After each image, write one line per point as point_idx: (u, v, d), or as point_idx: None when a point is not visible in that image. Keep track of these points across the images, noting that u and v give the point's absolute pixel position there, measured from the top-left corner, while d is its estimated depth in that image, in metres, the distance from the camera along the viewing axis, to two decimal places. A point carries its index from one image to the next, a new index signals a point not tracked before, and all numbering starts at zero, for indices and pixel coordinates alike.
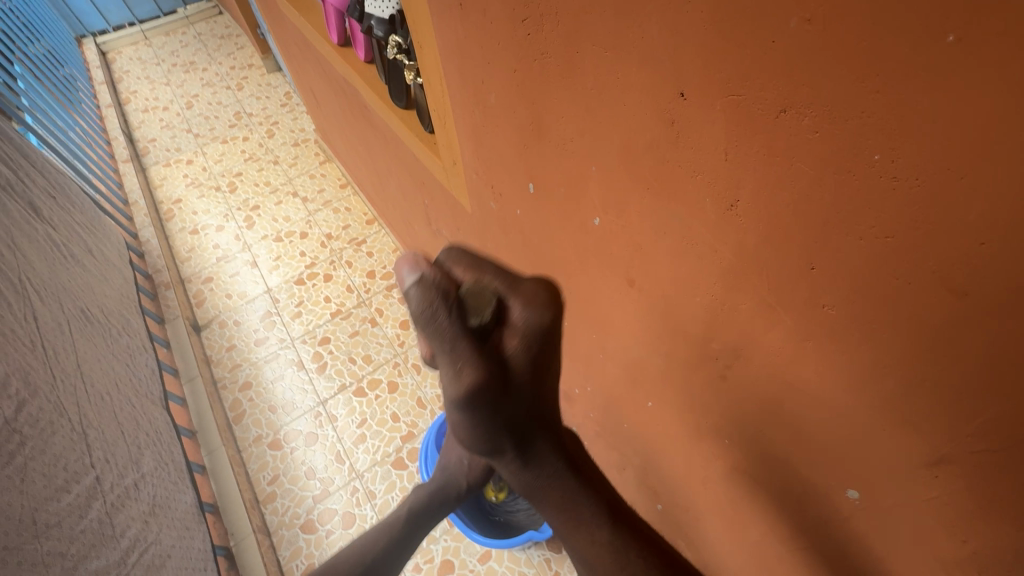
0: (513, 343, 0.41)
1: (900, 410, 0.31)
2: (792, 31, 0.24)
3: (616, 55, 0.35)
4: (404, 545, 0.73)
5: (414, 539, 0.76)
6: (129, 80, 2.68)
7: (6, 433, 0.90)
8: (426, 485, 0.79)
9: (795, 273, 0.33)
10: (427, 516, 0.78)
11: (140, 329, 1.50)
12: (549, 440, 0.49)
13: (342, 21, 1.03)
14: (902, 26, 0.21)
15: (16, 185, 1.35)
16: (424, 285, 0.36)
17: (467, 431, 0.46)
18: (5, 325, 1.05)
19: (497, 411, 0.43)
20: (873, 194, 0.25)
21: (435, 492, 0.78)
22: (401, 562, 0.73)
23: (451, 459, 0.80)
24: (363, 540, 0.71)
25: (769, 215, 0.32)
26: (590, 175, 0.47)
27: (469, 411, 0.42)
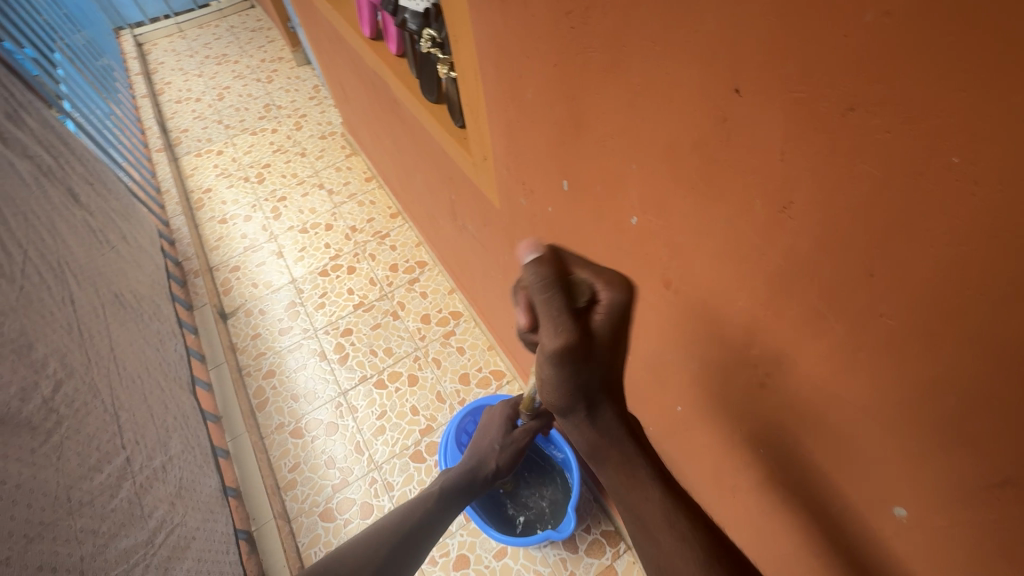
0: (600, 324, 0.44)
1: (960, 427, 0.30)
2: (867, 25, 0.23)
3: (666, 51, 0.34)
4: (437, 519, 0.78)
5: (446, 515, 0.81)
6: (163, 71, 2.74)
7: (43, 412, 0.92)
8: (456, 469, 0.87)
9: (851, 280, 0.31)
10: (459, 496, 0.84)
11: (169, 315, 1.54)
12: (615, 409, 0.52)
13: (375, 15, 1.04)
14: (993, 23, 0.19)
15: (56, 171, 1.40)
16: (542, 262, 0.41)
17: (550, 398, 0.50)
18: (43, 307, 1.08)
19: (580, 382, 0.47)
20: (947, 199, 0.24)
21: (466, 474, 0.86)
22: (433, 537, 0.77)
23: (479, 449, 0.90)
24: (401, 510, 0.76)
25: (826, 219, 0.30)
26: (629, 173, 0.46)
27: (558, 375, 0.46)
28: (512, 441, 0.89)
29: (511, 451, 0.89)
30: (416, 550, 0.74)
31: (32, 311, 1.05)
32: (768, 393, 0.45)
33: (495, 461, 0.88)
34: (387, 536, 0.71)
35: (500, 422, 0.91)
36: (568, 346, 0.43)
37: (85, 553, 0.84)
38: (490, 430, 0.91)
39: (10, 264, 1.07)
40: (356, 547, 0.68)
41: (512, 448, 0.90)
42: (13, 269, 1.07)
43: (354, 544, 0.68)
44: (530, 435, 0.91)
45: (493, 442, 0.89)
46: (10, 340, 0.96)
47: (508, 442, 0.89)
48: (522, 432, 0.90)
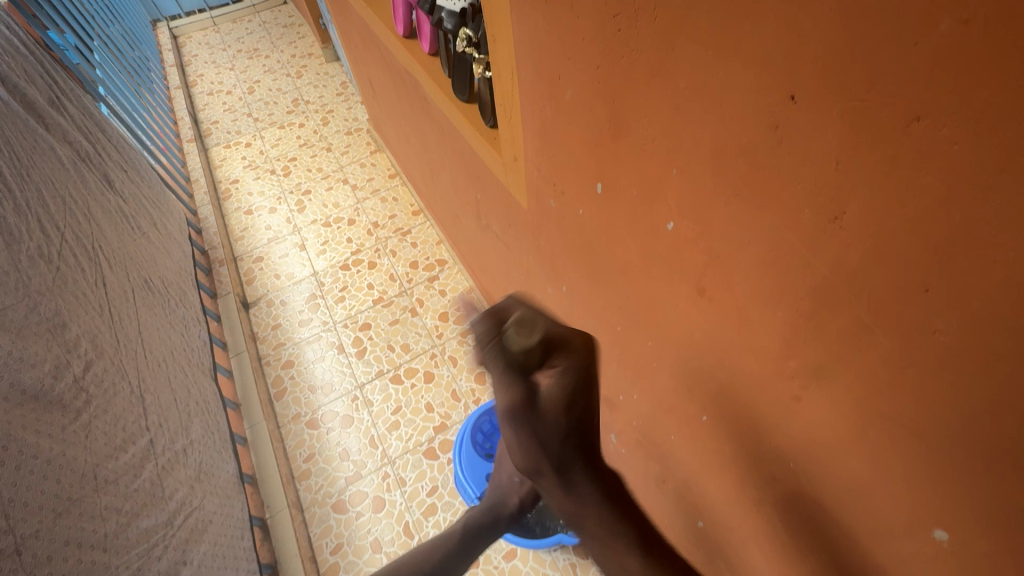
0: (549, 382, 0.46)
1: (1015, 453, 0.29)
2: (943, 33, 0.22)
3: (719, 55, 0.34)
4: (459, 557, 0.74)
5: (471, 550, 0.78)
6: (197, 64, 2.80)
7: (74, 391, 0.95)
8: (479, 505, 0.83)
9: (905, 294, 0.30)
10: (481, 534, 0.79)
11: (195, 302, 1.57)
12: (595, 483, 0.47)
13: (410, 13, 1.05)
14: None
15: (94, 157, 1.44)
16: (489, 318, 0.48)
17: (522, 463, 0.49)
18: (77, 288, 1.11)
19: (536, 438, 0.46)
20: (1015, 216, 0.23)
21: (488, 511, 0.81)
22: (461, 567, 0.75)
23: (501, 483, 0.85)
24: (427, 547, 0.74)
25: (881, 232, 0.30)
26: (669, 178, 0.46)
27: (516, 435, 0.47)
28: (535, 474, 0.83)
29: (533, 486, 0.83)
30: None
31: (67, 292, 1.08)
32: (804, 408, 0.44)
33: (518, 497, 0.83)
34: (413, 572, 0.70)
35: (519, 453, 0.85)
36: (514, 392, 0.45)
37: (108, 531, 0.85)
38: (511, 463, 0.86)
39: (47, 246, 1.10)
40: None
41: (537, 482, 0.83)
42: (50, 250, 1.11)
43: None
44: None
45: (513, 477, 0.84)
46: (45, 319, 0.99)
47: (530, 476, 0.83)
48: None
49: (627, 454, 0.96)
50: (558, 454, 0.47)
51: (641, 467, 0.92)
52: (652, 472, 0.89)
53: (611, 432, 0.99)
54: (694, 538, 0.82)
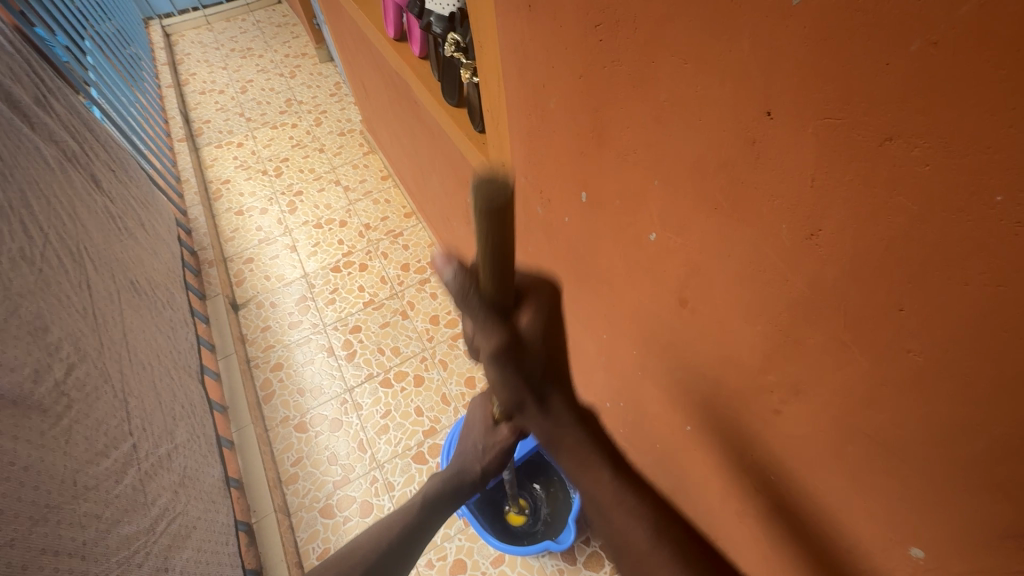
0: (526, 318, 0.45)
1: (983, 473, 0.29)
2: (913, 55, 0.22)
3: (696, 68, 0.34)
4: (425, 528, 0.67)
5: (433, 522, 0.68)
6: (189, 63, 2.78)
7: (54, 395, 0.93)
8: (452, 463, 0.69)
9: (876, 313, 0.30)
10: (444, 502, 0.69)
11: (183, 304, 1.55)
12: (566, 396, 0.50)
13: (400, 16, 1.04)
14: None
15: (81, 157, 1.42)
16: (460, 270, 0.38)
17: (500, 391, 0.48)
18: (60, 290, 1.09)
19: (521, 376, 0.46)
20: (983, 239, 0.23)
21: (453, 475, 0.68)
22: (423, 542, 0.68)
23: (469, 444, 0.67)
24: (386, 521, 0.66)
25: (853, 249, 0.30)
26: (651, 190, 0.45)
27: (498, 371, 0.45)
28: (495, 440, 0.63)
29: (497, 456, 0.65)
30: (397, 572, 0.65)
31: (50, 294, 1.06)
32: (783, 422, 0.44)
33: (484, 462, 0.65)
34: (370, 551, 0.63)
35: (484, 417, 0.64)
36: (496, 336, 0.41)
37: (88, 538, 0.84)
38: (474, 425, 0.66)
39: (30, 247, 1.08)
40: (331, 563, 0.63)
41: (500, 446, 0.64)
42: (33, 252, 1.09)
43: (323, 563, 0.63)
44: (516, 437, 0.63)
45: (477, 442, 0.65)
46: (26, 322, 0.98)
47: (492, 443, 0.64)
48: (506, 432, 0.62)
49: None
50: (534, 384, 0.48)
51: None
52: None
53: None
54: None
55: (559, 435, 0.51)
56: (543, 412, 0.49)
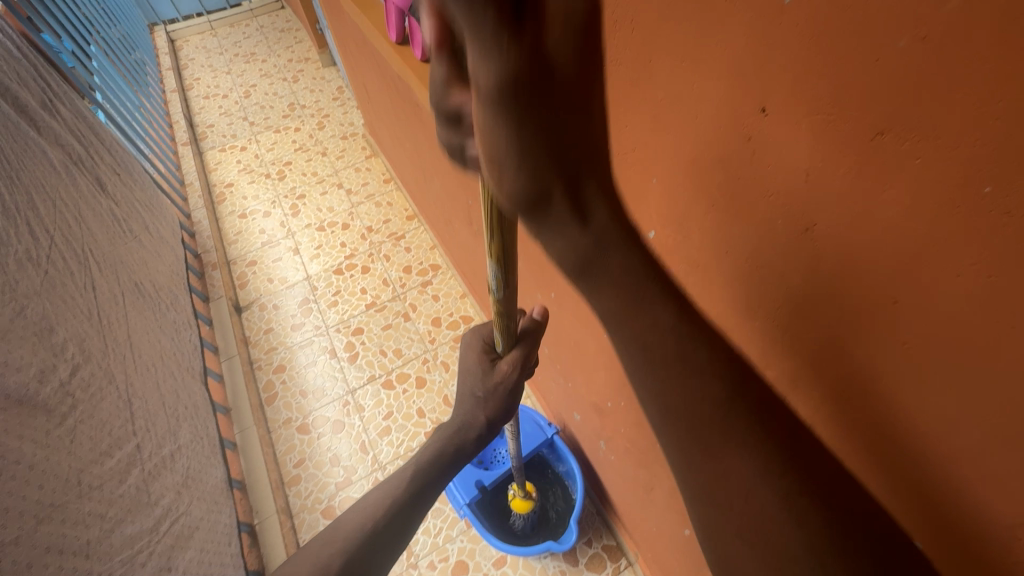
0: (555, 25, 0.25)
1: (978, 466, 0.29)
2: (902, 50, 0.23)
3: (693, 66, 0.35)
4: (424, 495, 0.62)
5: (433, 487, 0.64)
6: (193, 67, 2.80)
7: (60, 396, 0.94)
8: (451, 424, 0.65)
9: (871, 306, 0.31)
10: (446, 465, 0.65)
11: (186, 306, 1.56)
12: (613, 207, 0.33)
13: (402, 20, 1.05)
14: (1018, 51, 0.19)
15: (86, 161, 1.44)
16: None
17: (505, 177, 0.31)
18: (65, 292, 1.10)
19: (538, 136, 0.28)
20: (975, 229, 0.24)
21: (454, 434, 0.64)
22: (424, 509, 0.63)
23: (467, 395, 0.63)
24: (374, 502, 0.61)
25: (847, 243, 0.30)
26: (650, 188, 0.46)
27: (501, 120, 0.27)
28: (496, 381, 0.60)
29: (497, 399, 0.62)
30: (396, 545, 0.60)
31: (55, 296, 1.07)
32: None
33: (487, 410, 0.62)
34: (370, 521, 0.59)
35: (479, 361, 0.61)
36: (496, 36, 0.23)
37: (91, 537, 0.84)
38: (469, 372, 0.63)
39: (36, 249, 1.09)
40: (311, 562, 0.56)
41: (502, 389, 0.61)
42: (39, 253, 1.10)
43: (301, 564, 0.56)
44: (519, 373, 0.60)
45: (475, 390, 0.62)
46: (32, 323, 0.98)
47: (492, 387, 0.61)
48: (506, 366, 0.59)
49: (617, 461, 0.96)
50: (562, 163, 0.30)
51: (631, 474, 0.92)
52: (641, 480, 0.89)
53: (602, 439, 0.99)
54: (685, 547, 0.84)
55: (603, 257, 0.34)
56: (583, 224, 0.32)
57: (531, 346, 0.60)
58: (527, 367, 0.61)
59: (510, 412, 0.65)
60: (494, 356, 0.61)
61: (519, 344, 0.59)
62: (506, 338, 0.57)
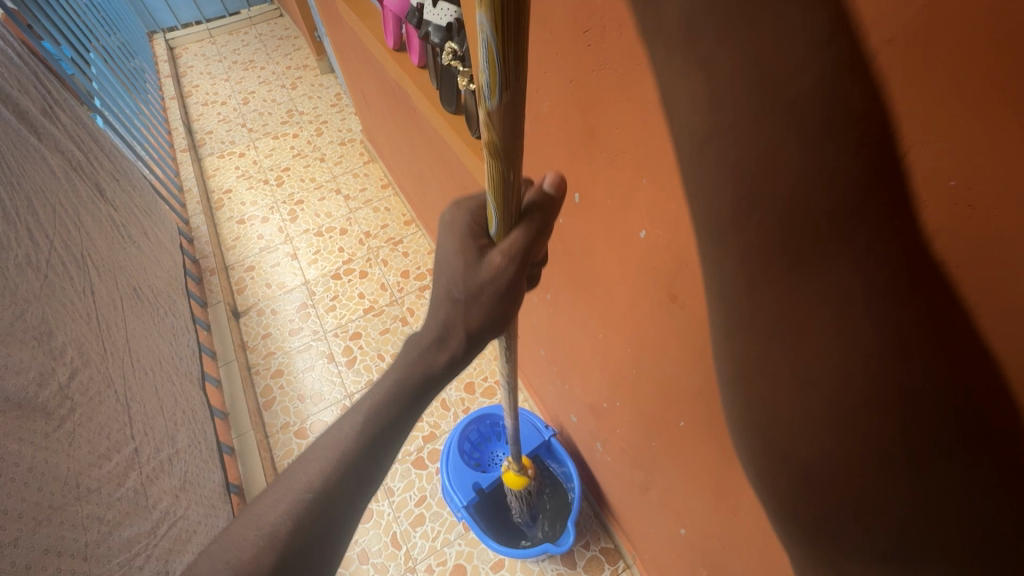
0: None
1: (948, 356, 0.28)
2: (871, 52, 0.25)
3: (677, 70, 0.36)
4: (387, 441, 0.48)
5: (398, 429, 0.50)
6: (192, 75, 2.82)
7: (59, 399, 0.94)
8: (417, 341, 0.49)
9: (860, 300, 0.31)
10: (413, 402, 0.49)
11: (184, 311, 1.57)
12: None
13: (399, 27, 1.06)
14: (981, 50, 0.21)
15: (86, 166, 1.45)
16: None
17: None
18: (65, 296, 1.11)
19: None
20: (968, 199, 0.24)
21: (419, 365, 0.48)
22: (392, 451, 0.50)
23: (441, 296, 0.47)
24: (318, 457, 0.46)
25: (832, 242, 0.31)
26: (640, 187, 0.47)
27: None
28: (485, 279, 0.44)
29: (486, 306, 0.46)
30: (357, 501, 0.48)
31: (54, 300, 1.08)
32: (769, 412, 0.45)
33: (469, 319, 0.47)
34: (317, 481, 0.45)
35: (463, 250, 0.45)
36: None
37: (89, 540, 0.85)
38: (448, 267, 0.46)
39: (36, 254, 1.10)
40: (252, 534, 0.43)
41: (492, 291, 0.45)
42: (39, 258, 1.11)
43: (236, 538, 0.43)
44: (518, 267, 0.44)
45: (452, 289, 0.46)
46: (32, 327, 0.99)
47: (479, 290, 0.45)
48: (500, 258, 0.43)
49: (613, 462, 0.97)
50: None
51: (627, 475, 0.93)
52: (637, 480, 0.90)
53: (598, 440, 1.00)
54: (680, 546, 0.85)
55: None
56: None
57: (538, 228, 0.43)
58: (528, 262, 0.44)
59: (503, 325, 0.49)
60: (485, 245, 0.44)
61: (522, 224, 0.42)
62: (503, 216, 0.41)
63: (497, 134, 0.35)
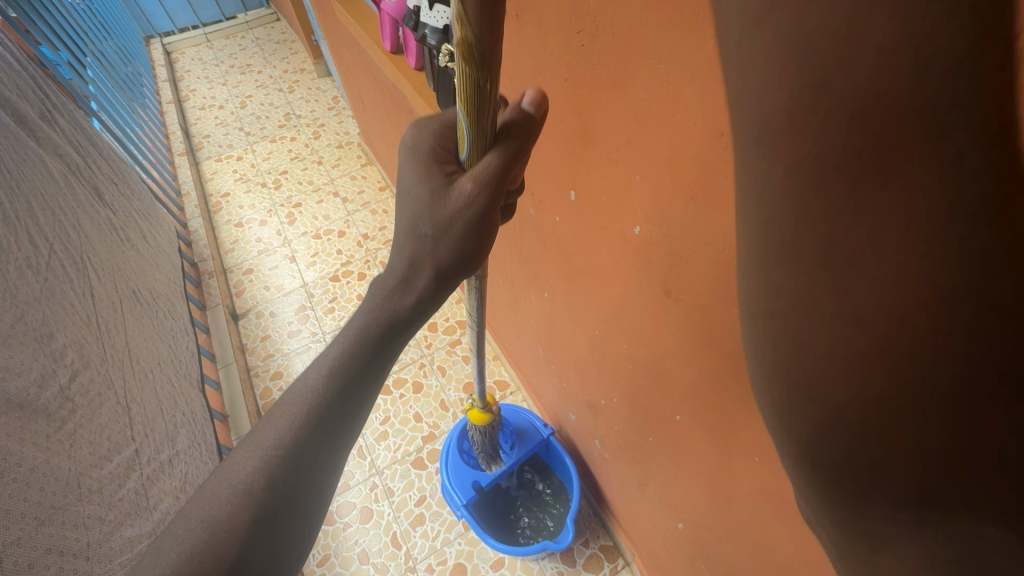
0: None
1: (895, 283, 0.21)
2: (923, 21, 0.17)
3: (668, 68, 0.37)
4: (357, 389, 0.48)
5: (368, 377, 0.49)
6: (189, 79, 2.82)
7: (60, 400, 0.95)
8: (382, 283, 0.48)
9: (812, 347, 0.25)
10: (378, 348, 0.49)
11: (183, 313, 1.57)
12: None
13: (396, 29, 1.07)
14: None
15: (85, 170, 1.45)
16: None
17: None
18: (65, 299, 1.12)
19: None
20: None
21: (382, 310, 0.48)
22: (365, 399, 0.50)
23: (405, 232, 0.46)
24: (288, 411, 0.47)
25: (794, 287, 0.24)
26: (634, 184, 0.48)
27: None
28: (453, 209, 0.42)
29: (455, 236, 0.44)
30: (332, 451, 0.48)
31: (55, 302, 1.08)
32: None
33: (437, 256, 0.45)
34: (289, 434, 0.46)
35: (428, 177, 0.43)
36: None
37: (91, 540, 0.85)
38: (412, 199, 0.44)
39: (36, 257, 1.11)
40: (226, 491, 0.44)
41: (462, 223, 0.43)
42: (39, 261, 1.11)
43: (211, 496, 0.44)
44: (490, 195, 0.41)
45: (420, 225, 0.44)
46: (32, 329, 1.00)
47: (445, 219, 0.43)
48: (471, 185, 0.41)
49: (611, 460, 0.98)
50: None
51: (625, 472, 0.94)
52: (635, 477, 0.91)
53: (596, 438, 1.01)
54: (679, 541, 0.85)
55: None
56: None
57: (510, 149, 0.40)
58: (503, 190, 0.42)
59: (474, 261, 0.47)
60: (454, 171, 0.43)
61: (495, 146, 0.40)
62: (473, 134, 0.39)
63: (471, 25, 0.32)
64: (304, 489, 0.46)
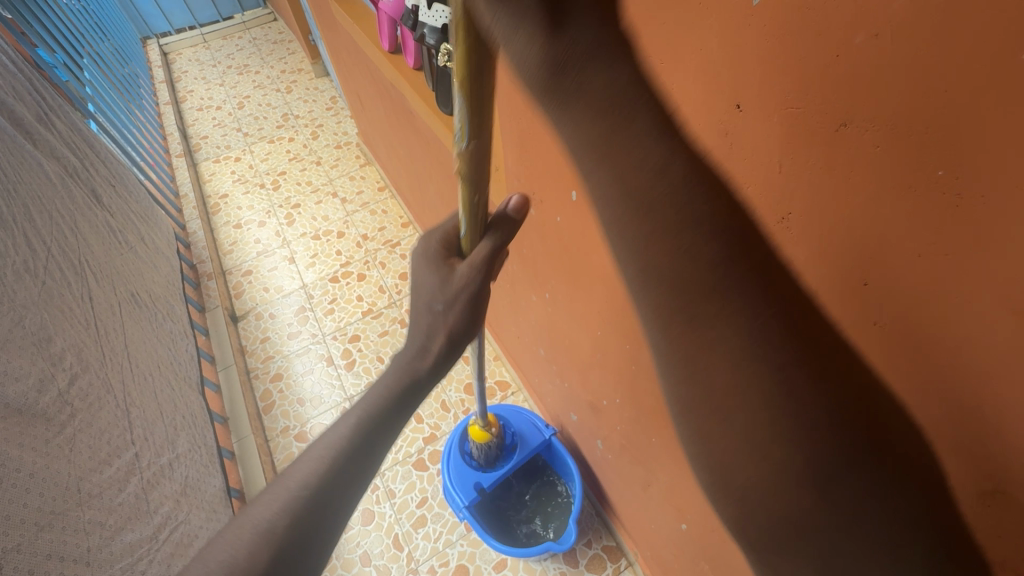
0: None
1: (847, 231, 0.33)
2: (858, 45, 0.28)
3: None
4: (378, 441, 0.51)
5: (389, 431, 0.53)
6: (186, 80, 2.81)
7: (58, 404, 0.94)
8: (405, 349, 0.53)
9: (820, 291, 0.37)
10: (399, 405, 0.53)
11: (183, 316, 1.57)
12: None
13: (394, 29, 1.06)
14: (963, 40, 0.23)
15: (81, 172, 1.45)
16: None
17: None
18: (63, 302, 1.11)
19: None
20: (958, 146, 0.26)
21: (406, 370, 0.52)
22: (383, 451, 0.53)
23: (421, 308, 0.51)
24: (315, 456, 0.49)
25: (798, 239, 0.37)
26: None
27: None
28: (457, 290, 0.48)
29: (459, 313, 0.50)
30: (350, 497, 0.50)
31: (53, 306, 1.08)
32: None
33: (449, 326, 0.50)
34: (313, 479, 0.48)
35: (435, 263, 0.49)
36: None
37: (91, 545, 0.85)
38: (421, 283, 0.50)
39: (33, 260, 1.10)
40: (249, 530, 0.45)
41: (464, 301, 0.49)
42: (37, 265, 1.11)
43: (233, 535, 0.45)
44: (484, 276, 0.48)
45: (432, 303, 0.49)
46: (30, 333, 0.99)
47: (453, 298, 0.49)
48: (467, 270, 0.47)
49: (614, 461, 0.98)
50: None
51: (627, 472, 0.93)
52: (637, 477, 0.90)
53: (598, 438, 1.00)
54: (681, 541, 0.85)
55: None
56: None
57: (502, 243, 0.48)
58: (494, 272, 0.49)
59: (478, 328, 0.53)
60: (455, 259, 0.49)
61: (489, 237, 0.47)
62: (471, 227, 0.46)
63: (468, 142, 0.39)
64: (323, 534, 0.47)
